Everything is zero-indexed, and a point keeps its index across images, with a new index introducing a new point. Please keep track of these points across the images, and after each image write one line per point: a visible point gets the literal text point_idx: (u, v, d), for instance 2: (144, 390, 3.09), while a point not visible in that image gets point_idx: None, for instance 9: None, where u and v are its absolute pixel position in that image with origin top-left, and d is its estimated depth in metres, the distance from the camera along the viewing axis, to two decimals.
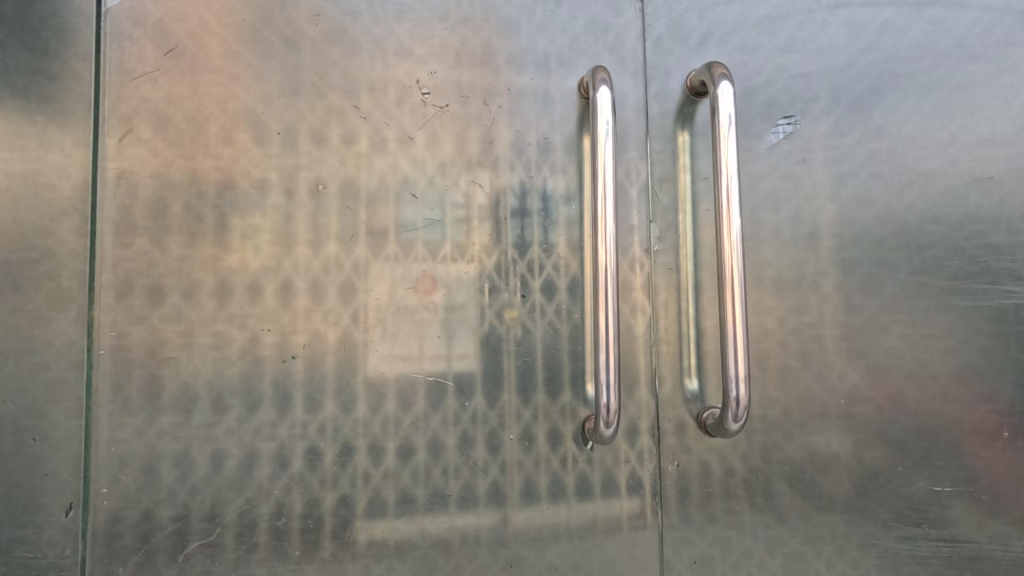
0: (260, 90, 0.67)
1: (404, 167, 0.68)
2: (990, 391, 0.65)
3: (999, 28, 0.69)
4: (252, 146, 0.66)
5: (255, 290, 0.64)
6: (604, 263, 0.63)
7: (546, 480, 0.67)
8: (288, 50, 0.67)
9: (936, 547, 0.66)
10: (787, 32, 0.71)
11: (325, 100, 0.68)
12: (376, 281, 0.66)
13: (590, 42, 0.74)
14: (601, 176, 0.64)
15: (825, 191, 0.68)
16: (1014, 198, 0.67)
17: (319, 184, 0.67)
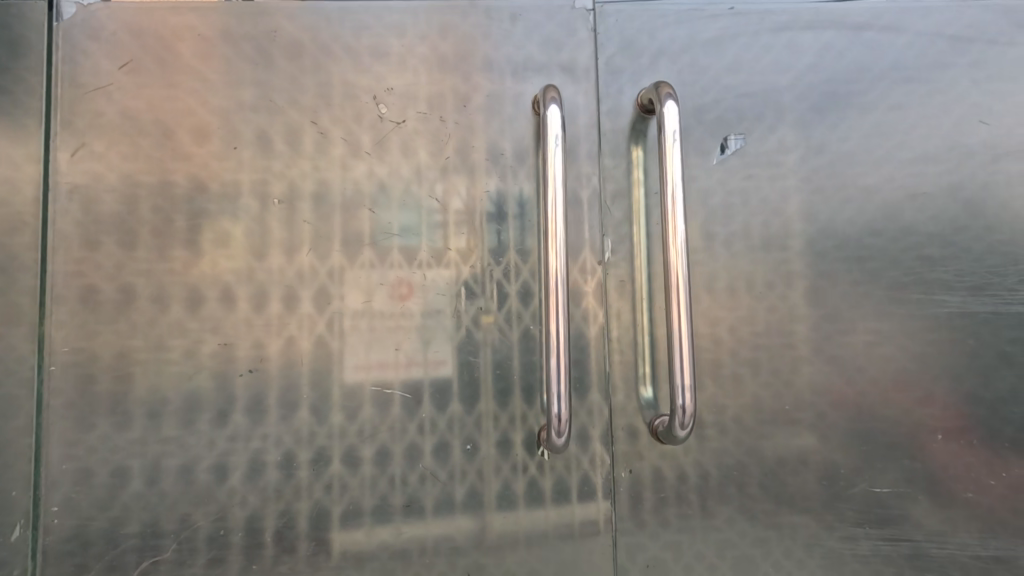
0: (228, 123, 0.72)
1: (365, 179, 0.73)
2: (927, 394, 0.73)
3: (932, 52, 0.76)
4: (208, 160, 0.71)
5: (213, 302, 0.70)
6: (553, 271, 0.62)
7: (504, 487, 0.71)
8: (255, 84, 0.72)
9: (876, 545, 0.72)
10: (734, 53, 0.75)
11: (282, 116, 0.73)
12: (351, 288, 0.71)
13: (543, 61, 0.76)
14: (551, 188, 0.63)
15: (769, 209, 0.73)
16: (944, 212, 0.74)
17: (274, 198, 0.71)
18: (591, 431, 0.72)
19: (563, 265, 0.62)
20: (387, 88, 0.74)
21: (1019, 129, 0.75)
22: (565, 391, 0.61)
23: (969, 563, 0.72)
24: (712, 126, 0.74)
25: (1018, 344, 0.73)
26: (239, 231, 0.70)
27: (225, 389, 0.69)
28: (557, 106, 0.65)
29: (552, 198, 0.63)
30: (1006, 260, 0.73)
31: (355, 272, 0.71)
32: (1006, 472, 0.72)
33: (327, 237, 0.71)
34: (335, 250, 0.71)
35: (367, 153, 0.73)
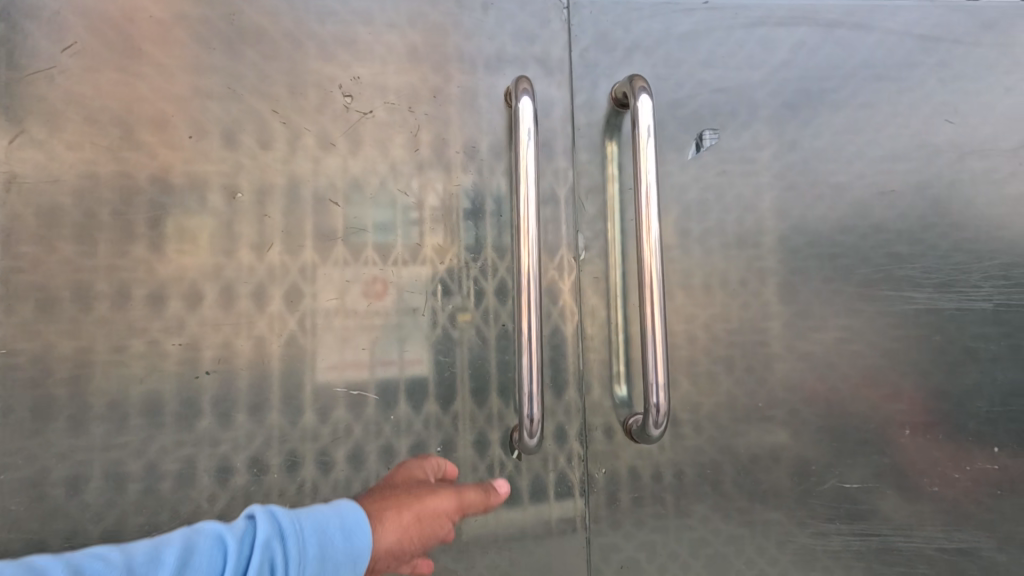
0: (185, 110, 0.68)
1: (331, 172, 0.70)
2: (895, 390, 0.73)
3: (901, 51, 0.76)
4: (162, 150, 0.67)
5: (167, 300, 0.65)
6: (526, 269, 0.60)
7: (476, 490, 0.69)
8: (214, 70, 0.69)
9: (846, 541, 0.72)
10: (708, 48, 0.75)
11: (242, 105, 0.69)
12: (324, 284, 0.68)
13: (516, 52, 0.74)
14: (523, 184, 0.61)
15: (743, 205, 0.73)
16: (911, 210, 0.75)
17: (234, 191, 0.68)
18: (566, 430, 0.70)
19: (535, 264, 0.60)
20: (354, 77, 0.71)
21: (983, 129, 0.76)
22: (538, 390, 0.60)
23: (935, 556, 0.73)
24: (687, 122, 0.74)
25: (983, 340, 0.74)
26: (199, 225, 0.67)
27: (183, 392, 0.65)
28: (529, 98, 0.63)
29: (524, 194, 0.61)
30: (971, 258, 0.74)
31: (320, 268, 0.68)
32: (970, 465, 0.74)
33: (292, 233, 0.68)
34: (301, 246, 0.68)
35: (334, 144, 0.70)
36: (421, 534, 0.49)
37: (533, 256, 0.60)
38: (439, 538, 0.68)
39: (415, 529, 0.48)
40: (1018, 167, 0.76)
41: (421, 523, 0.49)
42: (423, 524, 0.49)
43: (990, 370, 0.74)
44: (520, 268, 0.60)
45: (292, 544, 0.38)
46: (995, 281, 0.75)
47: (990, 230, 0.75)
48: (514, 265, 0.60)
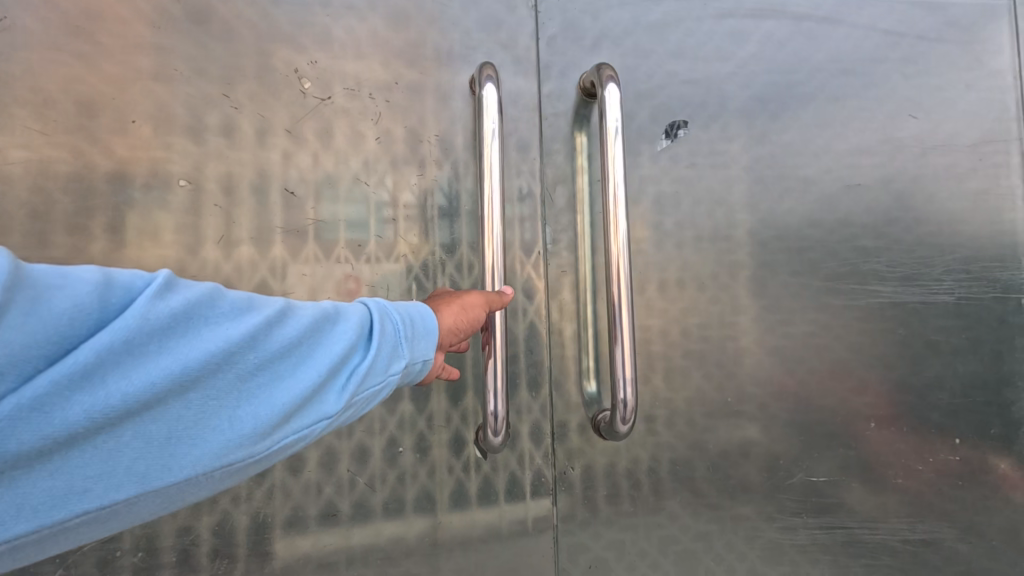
0: (127, 94, 0.63)
1: (286, 161, 0.66)
2: (861, 383, 0.74)
3: (867, 45, 0.77)
4: (103, 134, 0.63)
5: None
6: (491, 264, 0.58)
7: (438, 493, 0.66)
8: (159, 51, 0.65)
9: (813, 534, 0.72)
10: (677, 39, 0.74)
11: (191, 88, 0.65)
12: (296, 284, 0.66)
13: (481, 39, 0.71)
14: (488, 175, 0.59)
15: (712, 198, 0.72)
16: (877, 204, 0.75)
17: (182, 180, 0.64)
18: (535, 428, 0.69)
19: (500, 258, 0.58)
20: (311, 62, 0.68)
21: (945, 124, 0.77)
22: (503, 390, 0.58)
23: (899, 547, 0.74)
24: (656, 113, 0.72)
25: (945, 333, 0.75)
26: (143, 216, 0.63)
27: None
28: (493, 84, 0.60)
29: (488, 187, 0.59)
30: (933, 252, 0.75)
31: (275, 262, 0.65)
32: (932, 457, 0.74)
33: (246, 224, 0.65)
34: (257, 240, 0.65)
35: (291, 131, 0.67)
36: (472, 319, 0.50)
37: (499, 249, 0.58)
38: (401, 542, 0.65)
39: (466, 315, 0.49)
40: (977, 162, 0.77)
41: (467, 311, 0.50)
42: (472, 313, 0.50)
43: (952, 362, 0.75)
44: (486, 263, 0.58)
45: (398, 316, 0.39)
46: (956, 275, 0.76)
47: (952, 224, 0.76)
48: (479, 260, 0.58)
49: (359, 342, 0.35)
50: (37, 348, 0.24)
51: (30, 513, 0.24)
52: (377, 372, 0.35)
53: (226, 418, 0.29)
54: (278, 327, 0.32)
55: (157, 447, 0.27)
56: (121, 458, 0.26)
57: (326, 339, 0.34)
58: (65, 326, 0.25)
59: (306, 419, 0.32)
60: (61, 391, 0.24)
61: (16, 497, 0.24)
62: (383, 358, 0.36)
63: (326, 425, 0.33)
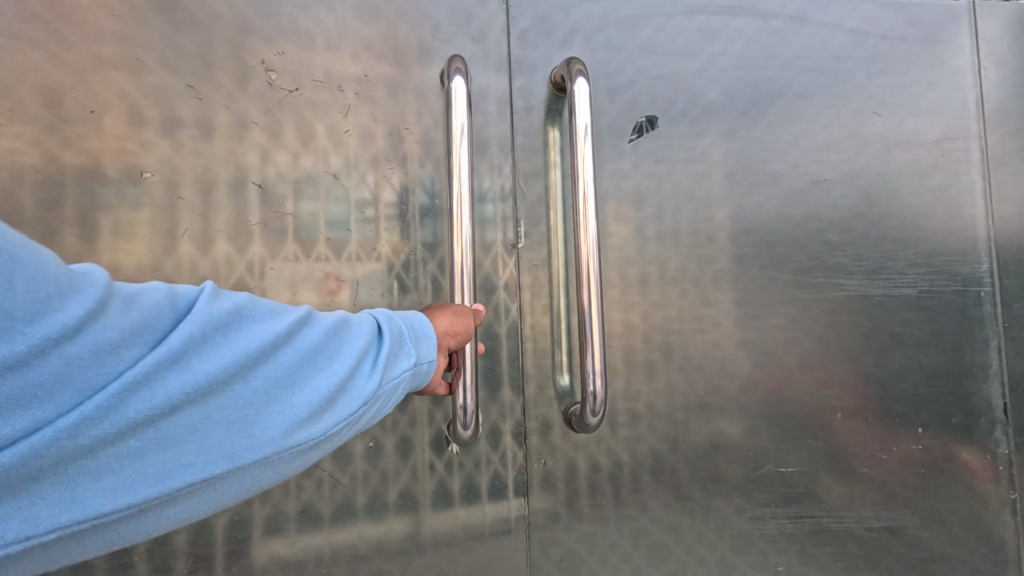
0: (84, 83, 0.62)
1: (251, 153, 0.65)
2: (827, 375, 0.75)
3: (833, 43, 0.78)
4: (58, 124, 0.61)
5: None
6: (460, 260, 0.58)
7: (407, 492, 0.65)
8: (119, 39, 0.63)
9: (781, 524, 0.74)
10: (647, 35, 0.74)
11: (151, 78, 0.63)
12: (274, 283, 0.64)
13: (452, 31, 0.71)
14: (456, 172, 0.58)
15: (682, 193, 0.73)
16: (843, 199, 0.76)
17: (142, 172, 0.62)
18: (503, 428, 0.68)
19: (468, 252, 0.58)
20: (277, 52, 0.67)
21: (909, 122, 0.79)
22: (473, 380, 0.57)
23: (865, 535, 0.76)
24: (626, 108, 0.73)
25: (908, 325, 0.77)
26: (102, 210, 0.61)
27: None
28: (462, 77, 0.60)
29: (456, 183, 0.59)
30: (897, 246, 0.77)
31: (241, 256, 0.64)
32: (896, 446, 0.76)
33: (211, 218, 0.64)
34: (222, 234, 0.64)
35: (257, 123, 0.66)
36: (463, 325, 0.49)
37: (467, 242, 0.58)
38: (370, 540, 0.64)
39: (459, 322, 0.49)
40: (939, 159, 0.79)
41: (459, 317, 0.49)
42: (463, 319, 0.50)
43: (915, 354, 0.77)
44: (454, 259, 0.58)
45: (404, 317, 0.41)
46: (919, 268, 0.77)
47: (915, 219, 0.78)
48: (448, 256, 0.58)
49: (381, 336, 0.38)
50: (132, 334, 0.26)
51: (137, 487, 0.26)
52: (401, 362, 0.38)
53: (290, 399, 0.31)
54: (315, 324, 0.34)
55: (236, 425, 0.29)
56: (208, 436, 0.28)
57: (357, 331, 0.36)
58: (148, 318, 0.27)
59: (355, 401, 0.34)
60: (157, 370, 0.26)
61: (122, 473, 0.25)
62: (403, 351, 0.38)
63: (368, 408, 0.35)
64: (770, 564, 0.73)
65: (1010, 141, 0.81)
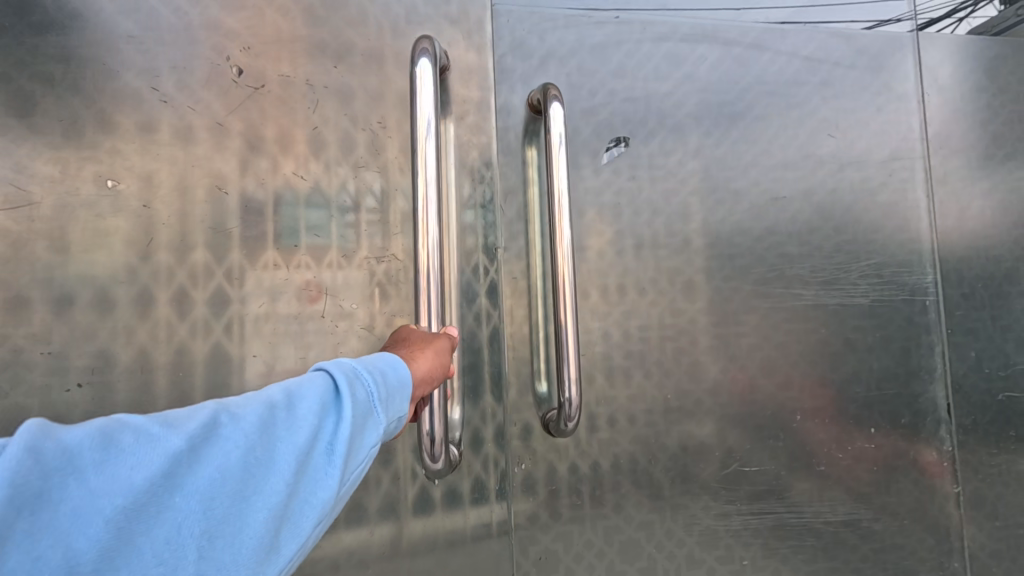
0: (54, 91, 0.63)
1: (227, 165, 0.67)
2: (787, 379, 0.80)
3: (789, 70, 0.84)
4: (24, 131, 0.61)
5: (23, 302, 0.60)
6: (426, 265, 0.56)
7: (389, 497, 0.67)
8: (91, 45, 0.64)
9: (745, 520, 0.78)
10: (617, 60, 0.79)
11: (118, 82, 0.64)
12: (253, 290, 0.67)
13: (427, 12, 0.74)
14: (422, 182, 0.57)
15: (652, 209, 0.77)
16: (801, 214, 0.82)
17: (108, 178, 0.63)
18: (480, 434, 0.71)
19: (436, 260, 0.56)
20: (244, 48, 0.68)
21: (860, 142, 0.85)
22: (441, 404, 0.53)
23: (822, 529, 0.81)
24: (599, 128, 0.77)
25: (861, 332, 0.83)
26: (78, 220, 0.62)
27: (52, 408, 0.59)
28: (428, 58, 0.59)
29: (424, 196, 0.57)
30: (849, 259, 0.83)
31: (218, 264, 0.66)
32: (851, 445, 0.82)
33: (188, 227, 0.65)
34: (200, 244, 0.65)
35: (237, 135, 0.68)
36: (442, 366, 0.46)
37: (433, 247, 0.56)
38: (343, 549, 0.65)
39: (438, 361, 0.45)
40: (887, 177, 0.85)
41: (439, 356, 0.46)
42: (443, 360, 0.46)
43: (867, 359, 0.83)
44: (420, 263, 0.56)
45: (367, 372, 0.33)
46: (871, 279, 0.83)
47: (866, 233, 0.84)
48: (414, 257, 0.56)
49: (332, 415, 0.30)
50: None
51: None
52: (364, 443, 0.31)
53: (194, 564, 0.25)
54: (220, 437, 0.27)
55: None
56: None
57: (287, 429, 0.29)
58: None
59: (303, 521, 0.28)
60: None
61: None
62: (366, 426, 0.31)
63: (327, 517, 0.30)
64: (735, 558, 0.78)
65: (952, 161, 0.88)
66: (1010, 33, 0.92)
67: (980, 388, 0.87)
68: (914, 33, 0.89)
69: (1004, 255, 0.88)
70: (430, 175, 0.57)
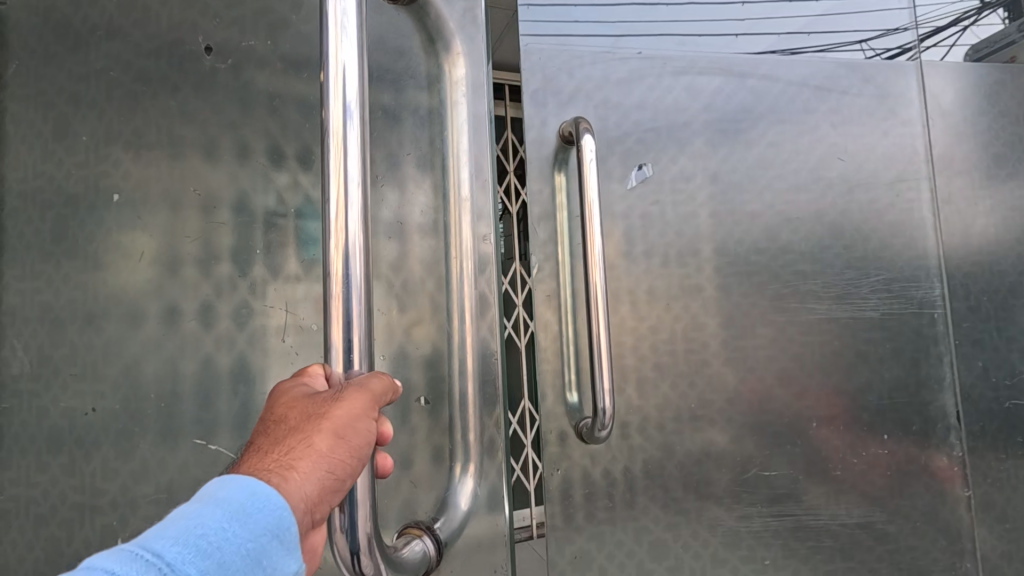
0: (77, 112, 0.71)
1: (244, 182, 0.69)
2: (803, 388, 0.85)
3: (800, 98, 0.90)
4: (63, 156, 0.71)
5: (57, 324, 0.68)
6: (340, 278, 0.41)
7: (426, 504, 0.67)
8: (106, 62, 0.71)
9: (766, 521, 0.83)
10: (640, 93, 0.85)
11: (121, 87, 0.71)
12: (275, 301, 0.68)
13: None
14: (332, 169, 0.42)
15: (674, 230, 0.83)
16: (814, 234, 0.88)
17: (113, 192, 0.70)
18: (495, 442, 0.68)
19: (352, 272, 0.41)
20: (215, 21, 0.72)
21: (867, 164, 0.91)
22: (366, 490, 0.41)
23: (839, 530, 0.85)
24: (625, 157, 0.83)
25: (872, 344, 0.88)
26: (93, 238, 0.69)
27: (76, 431, 0.67)
28: None
29: (334, 191, 0.42)
30: (859, 275, 0.88)
31: (241, 276, 0.68)
32: (865, 451, 0.87)
33: (214, 241, 0.69)
34: (225, 255, 0.68)
35: (260, 152, 0.70)
36: (355, 450, 0.39)
37: (349, 256, 0.41)
38: None
39: (337, 455, 0.38)
40: (895, 198, 0.91)
41: (344, 441, 0.38)
42: (354, 443, 0.39)
43: (878, 368, 0.88)
44: (331, 274, 0.41)
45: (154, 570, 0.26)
46: (881, 294, 0.88)
47: (875, 251, 0.89)
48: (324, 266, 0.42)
49: None
50: None
51: None
52: None
53: None
54: None
55: None
56: None
57: None
58: None
59: None
60: None
61: None
62: None
63: None
64: (757, 558, 0.83)
65: (956, 181, 0.94)
66: (987, 61, 0.98)
67: (989, 396, 0.91)
68: (917, 42, 0.96)
69: (1008, 270, 0.94)
70: (346, 161, 0.42)
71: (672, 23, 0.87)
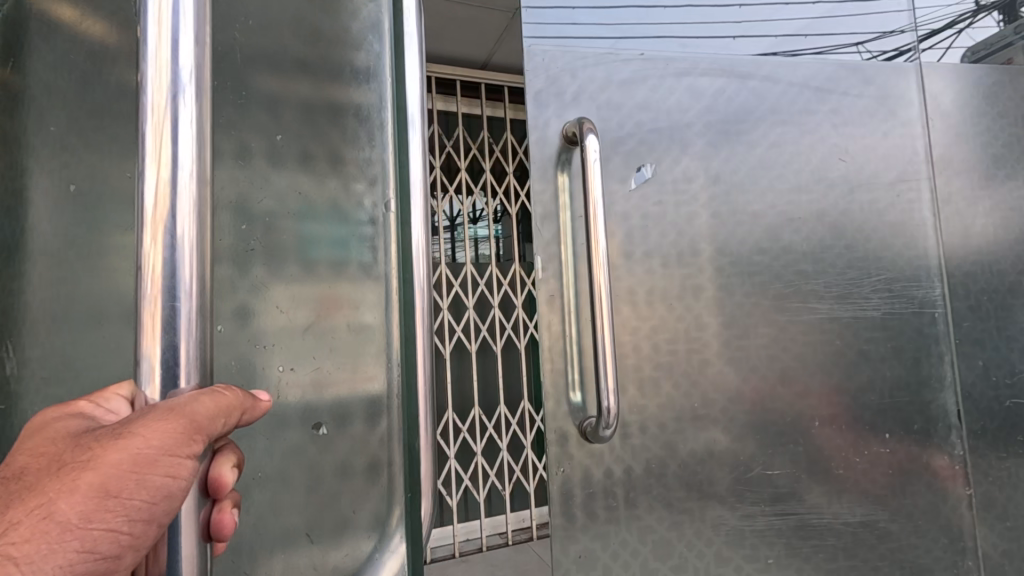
0: (48, 99, 0.73)
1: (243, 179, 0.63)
2: (805, 388, 0.86)
3: (802, 100, 0.91)
4: (42, 151, 0.73)
5: (37, 327, 0.70)
6: (163, 282, 0.30)
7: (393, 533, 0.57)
8: (62, 42, 0.71)
9: (770, 520, 0.83)
10: (643, 94, 0.85)
11: (71, 64, 0.69)
12: (274, 302, 0.63)
13: None
14: (155, 140, 0.30)
15: (677, 231, 0.84)
16: (815, 233, 0.88)
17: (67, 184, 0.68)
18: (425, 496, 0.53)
19: (177, 273, 0.30)
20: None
21: (867, 165, 0.91)
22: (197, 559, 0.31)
23: (842, 529, 0.86)
24: (628, 158, 0.83)
25: (872, 343, 0.88)
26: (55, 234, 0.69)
27: None
28: None
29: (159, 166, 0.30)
30: (861, 275, 0.89)
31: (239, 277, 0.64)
32: (866, 450, 0.87)
33: None
34: None
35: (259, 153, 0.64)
36: (126, 505, 0.34)
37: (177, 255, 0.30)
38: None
39: (90, 525, 0.33)
40: (895, 199, 0.91)
41: (114, 500, 0.34)
42: (122, 497, 0.34)
43: (879, 368, 0.88)
44: (148, 278, 0.30)
45: None
46: (882, 294, 0.89)
47: (876, 251, 0.89)
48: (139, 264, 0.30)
49: None
50: None
51: None
52: None
53: None
54: None
55: None
56: None
57: None
58: None
59: None
60: None
61: None
62: None
63: None
64: (761, 557, 0.83)
65: (956, 182, 0.94)
66: (986, 62, 1.00)
67: (989, 395, 0.92)
68: (916, 43, 0.97)
69: (1007, 269, 0.95)
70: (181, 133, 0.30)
71: (674, 24, 0.88)
